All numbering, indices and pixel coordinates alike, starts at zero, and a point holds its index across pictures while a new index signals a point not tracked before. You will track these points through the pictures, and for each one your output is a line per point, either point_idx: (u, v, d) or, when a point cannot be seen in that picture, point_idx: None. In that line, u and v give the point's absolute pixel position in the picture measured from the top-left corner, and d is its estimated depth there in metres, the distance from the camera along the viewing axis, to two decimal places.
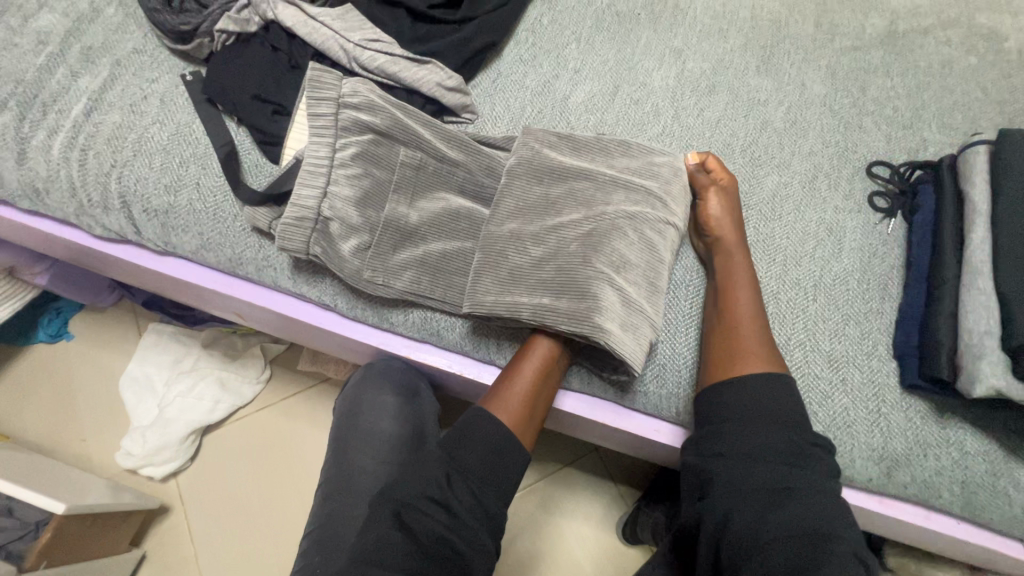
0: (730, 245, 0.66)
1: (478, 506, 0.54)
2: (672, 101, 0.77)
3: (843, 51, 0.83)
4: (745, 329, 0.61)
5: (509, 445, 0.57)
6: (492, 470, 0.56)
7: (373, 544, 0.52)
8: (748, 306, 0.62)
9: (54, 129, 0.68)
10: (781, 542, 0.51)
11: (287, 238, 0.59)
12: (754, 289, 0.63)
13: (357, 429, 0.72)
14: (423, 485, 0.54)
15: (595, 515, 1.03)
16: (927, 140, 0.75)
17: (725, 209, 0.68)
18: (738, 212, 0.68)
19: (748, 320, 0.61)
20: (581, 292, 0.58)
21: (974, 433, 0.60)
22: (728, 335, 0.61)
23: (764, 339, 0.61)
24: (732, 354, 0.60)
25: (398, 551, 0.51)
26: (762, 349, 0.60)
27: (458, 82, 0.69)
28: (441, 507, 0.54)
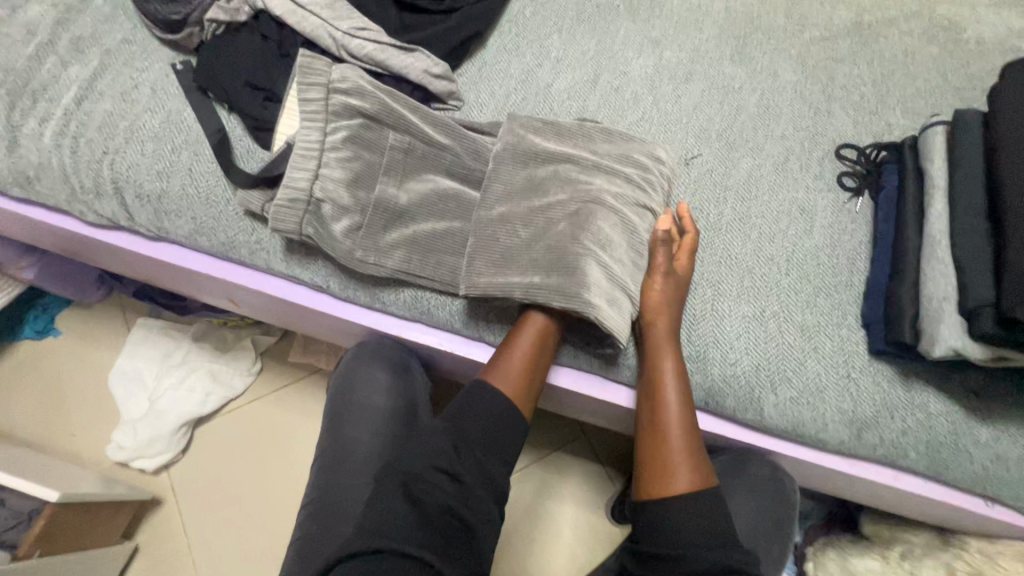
0: (663, 337, 0.61)
1: (482, 473, 0.57)
2: (651, 88, 0.80)
3: (813, 41, 0.87)
4: (674, 436, 0.58)
5: (510, 417, 0.60)
6: (493, 440, 0.59)
7: (381, 515, 0.53)
8: (679, 410, 0.59)
9: (45, 117, 0.69)
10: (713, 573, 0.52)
11: (280, 219, 0.61)
12: (686, 388, 0.60)
13: (352, 405, 0.74)
14: (429, 457, 0.56)
15: (584, 497, 1.06)
16: (892, 124, 0.79)
17: (665, 292, 0.63)
18: (680, 295, 0.64)
19: (676, 425, 0.58)
20: (569, 269, 0.60)
21: (937, 395, 0.64)
22: (657, 440, 0.59)
23: (695, 450, 0.58)
24: (661, 462, 0.58)
25: (409, 523, 0.52)
26: (691, 458, 0.57)
27: (444, 69, 0.72)
28: (448, 477, 0.56)
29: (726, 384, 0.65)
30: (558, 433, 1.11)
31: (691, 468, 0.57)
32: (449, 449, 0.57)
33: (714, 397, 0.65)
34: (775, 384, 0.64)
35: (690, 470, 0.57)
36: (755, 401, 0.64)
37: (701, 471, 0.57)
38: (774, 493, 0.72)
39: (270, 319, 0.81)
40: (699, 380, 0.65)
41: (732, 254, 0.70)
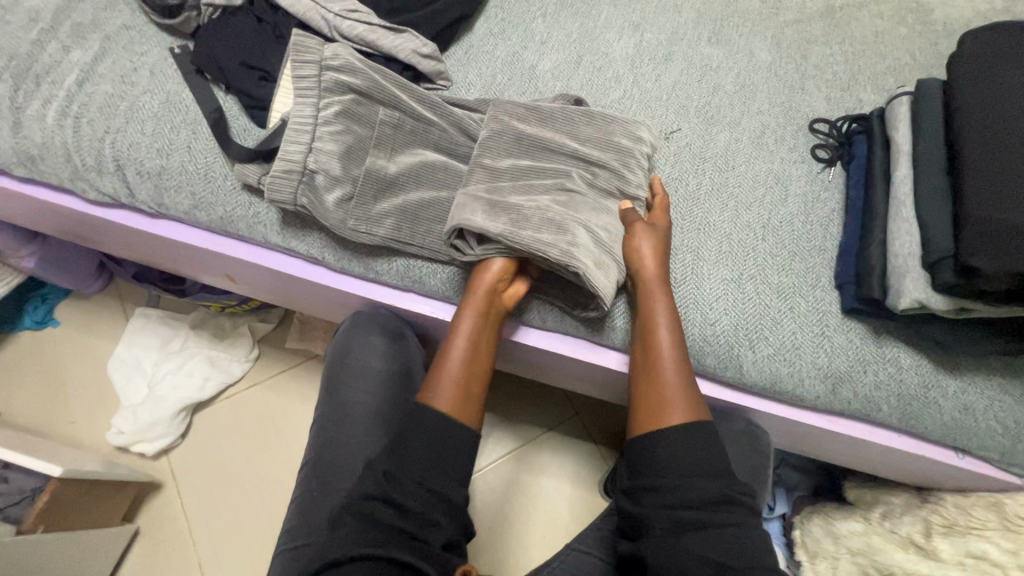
0: (651, 284, 0.63)
1: (422, 490, 0.55)
2: (632, 68, 0.83)
3: (787, 23, 0.90)
4: (668, 375, 0.60)
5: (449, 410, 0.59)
6: (440, 437, 0.57)
7: (340, 524, 0.54)
8: (670, 350, 0.61)
9: (47, 98, 0.71)
10: (707, 503, 0.54)
11: (276, 189, 0.64)
12: (676, 330, 0.62)
13: (349, 367, 0.76)
14: (379, 460, 0.57)
15: (576, 474, 1.08)
16: (863, 100, 0.83)
17: (651, 242, 0.65)
18: (666, 245, 0.66)
19: (668, 367, 0.60)
20: (564, 232, 0.62)
21: (906, 349, 0.67)
22: (652, 380, 0.60)
23: (688, 387, 0.60)
24: (656, 402, 0.59)
25: (357, 541, 0.52)
26: (684, 396, 0.59)
27: (433, 49, 0.75)
28: (386, 502, 0.54)
29: (707, 343, 0.68)
30: (552, 412, 1.13)
31: (686, 404, 0.59)
32: (393, 450, 0.57)
33: (696, 355, 0.68)
34: (753, 341, 0.67)
35: (685, 405, 0.58)
36: (734, 357, 0.67)
37: (695, 407, 0.59)
38: (750, 448, 0.74)
39: (267, 295, 0.84)
40: None
41: (711, 221, 0.73)
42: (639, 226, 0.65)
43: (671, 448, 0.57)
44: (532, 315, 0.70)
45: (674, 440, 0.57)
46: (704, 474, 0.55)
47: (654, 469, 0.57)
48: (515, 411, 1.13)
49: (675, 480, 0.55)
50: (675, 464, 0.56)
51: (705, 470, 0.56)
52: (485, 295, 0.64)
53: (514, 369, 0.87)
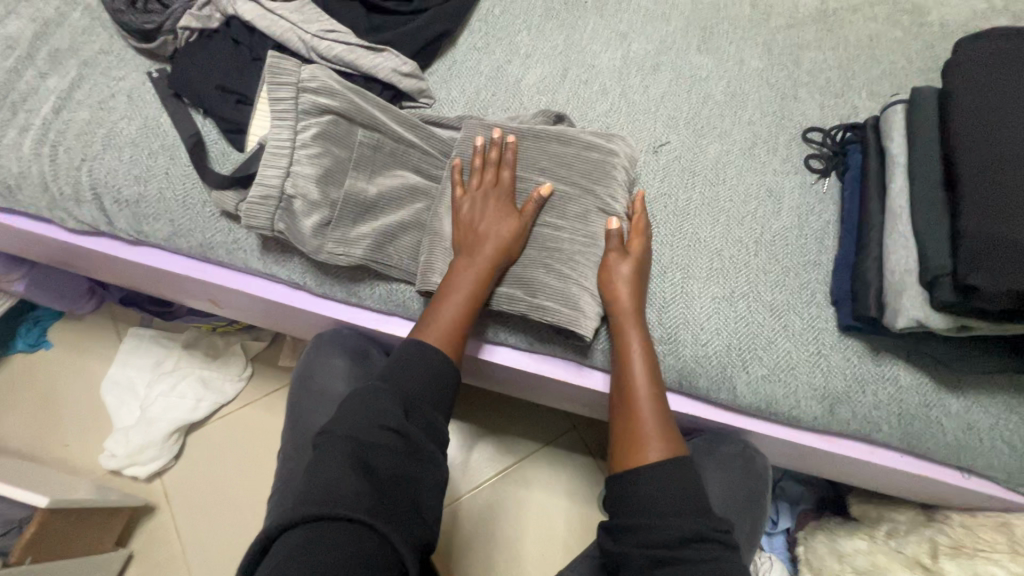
0: (626, 318, 0.61)
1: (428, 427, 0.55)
2: (619, 80, 0.82)
3: (778, 29, 0.88)
4: (643, 410, 0.58)
5: (433, 403, 0.57)
6: (426, 413, 0.56)
7: (325, 483, 0.47)
8: (646, 387, 0.59)
9: (24, 127, 0.70)
10: (683, 543, 0.52)
11: (252, 216, 0.62)
12: (652, 362, 0.61)
13: (314, 392, 0.79)
14: (367, 425, 0.52)
15: (576, 490, 1.06)
16: (857, 106, 0.81)
17: (627, 272, 0.62)
18: (643, 274, 0.63)
19: (646, 398, 0.59)
20: (529, 286, 0.63)
21: (906, 366, 0.65)
22: (628, 414, 0.59)
23: (664, 422, 0.58)
24: (633, 436, 0.58)
25: (357, 488, 0.47)
26: (661, 431, 0.57)
27: (413, 67, 0.73)
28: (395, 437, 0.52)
29: (699, 364, 0.65)
30: (546, 426, 1.11)
31: (663, 439, 0.57)
32: (385, 427, 0.52)
33: (688, 377, 0.66)
34: (746, 362, 0.65)
35: (662, 441, 0.57)
36: (727, 379, 0.65)
37: (673, 442, 0.57)
38: (742, 470, 0.73)
39: (250, 319, 0.83)
40: (672, 361, 0.66)
41: (701, 237, 0.71)
42: (614, 256, 0.63)
43: (648, 484, 0.55)
44: (518, 338, 0.68)
45: (651, 477, 0.55)
46: (680, 511, 0.53)
47: (629, 507, 0.55)
48: (510, 426, 1.11)
49: (653, 517, 0.53)
50: (651, 502, 0.54)
51: (681, 507, 0.53)
52: (491, 260, 0.61)
53: (501, 388, 0.86)
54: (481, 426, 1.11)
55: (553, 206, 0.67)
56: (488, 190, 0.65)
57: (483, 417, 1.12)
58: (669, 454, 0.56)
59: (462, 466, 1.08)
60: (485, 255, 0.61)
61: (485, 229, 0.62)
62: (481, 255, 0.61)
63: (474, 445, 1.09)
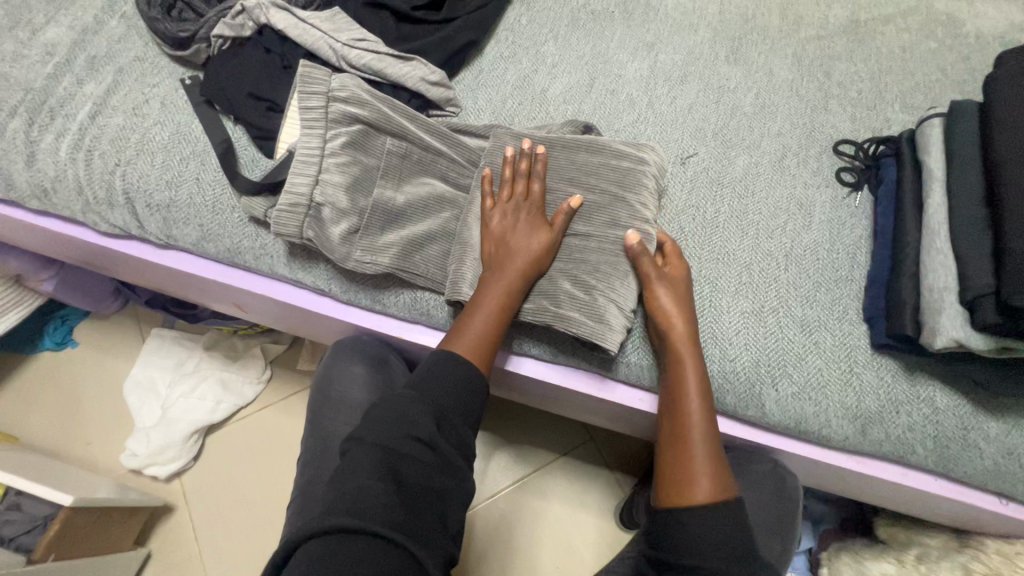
0: (683, 347, 0.60)
1: (457, 440, 0.55)
2: (646, 90, 0.81)
3: (808, 40, 0.87)
4: (695, 446, 0.57)
5: (462, 415, 0.57)
6: (456, 423, 0.56)
7: (353, 493, 0.47)
8: (699, 420, 0.58)
9: (61, 132, 0.72)
10: None
11: (282, 224, 0.63)
12: (705, 396, 0.59)
13: (333, 399, 0.80)
14: (397, 435, 0.52)
15: (592, 502, 1.05)
16: (890, 119, 0.79)
17: (671, 298, 0.61)
18: (686, 301, 0.62)
19: (698, 432, 0.57)
20: (554, 297, 0.63)
21: (942, 387, 0.63)
22: (679, 451, 0.57)
23: (715, 460, 0.57)
24: (681, 470, 0.56)
25: (382, 501, 0.46)
26: (712, 469, 0.56)
27: (441, 77, 0.74)
28: (426, 447, 0.52)
29: (727, 380, 0.64)
30: (562, 437, 1.10)
31: (715, 477, 0.55)
32: (414, 438, 0.52)
33: (716, 393, 0.65)
34: (776, 379, 0.64)
35: (713, 478, 0.55)
36: (756, 395, 0.64)
37: (725, 482, 0.55)
38: (769, 489, 0.71)
39: (273, 323, 0.84)
40: None
41: (729, 250, 0.70)
42: (657, 280, 0.62)
43: (696, 519, 0.53)
44: (542, 349, 0.67)
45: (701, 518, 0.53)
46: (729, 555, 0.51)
47: (675, 545, 0.53)
48: (526, 435, 1.10)
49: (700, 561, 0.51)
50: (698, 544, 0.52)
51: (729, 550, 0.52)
52: (524, 271, 0.61)
53: (521, 398, 0.85)
54: (497, 435, 1.10)
55: (582, 216, 0.66)
56: (518, 203, 0.65)
57: (499, 425, 1.11)
58: (719, 493, 0.55)
59: (477, 474, 1.07)
60: (513, 270, 0.61)
61: (518, 242, 0.62)
62: (512, 266, 0.61)
63: (488, 453, 1.09)
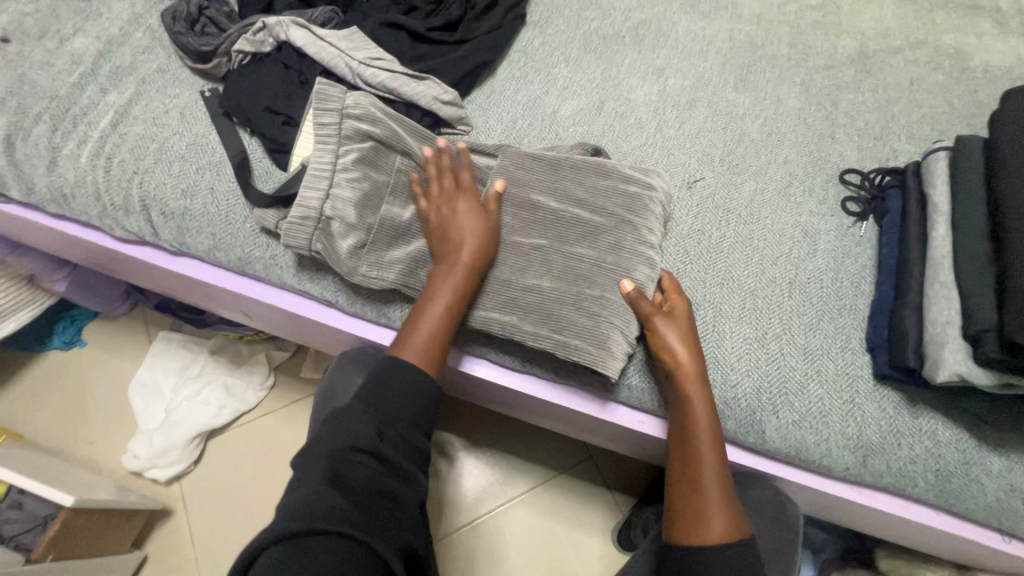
0: (690, 384, 0.59)
1: (406, 445, 0.55)
2: (655, 114, 0.82)
3: (816, 69, 0.88)
4: (708, 487, 0.57)
5: (411, 423, 0.57)
6: (406, 425, 0.56)
7: (302, 498, 0.47)
8: (711, 460, 0.58)
9: (83, 139, 0.74)
10: None
11: (292, 236, 0.64)
12: (716, 436, 0.59)
13: None
14: (343, 443, 0.52)
15: (590, 522, 1.04)
16: (897, 150, 0.80)
17: (677, 334, 0.61)
18: (693, 337, 0.62)
19: (709, 477, 0.57)
20: (556, 322, 0.63)
21: (944, 421, 0.62)
22: (693, 491, 0.57)
23: (729, 501, 0.57)
24: (695, 513, 0.57)
25: (329, 502, 0.46)
26: (726, 510, 0.56)
27: (454, 96, 0.75)
28: (371, 454, 0.52)
29: (727, 406, 0.64)
30: (561, 454, 1.10)
31: (730, 522, 0.56)
32: (357, 448, 0.52)
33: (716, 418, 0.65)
34: (777, 407, 0.64)
35: (728, 525, 0.55)
36: (756, 422, 0.64)
37: (739, 524, 0.56)
38: (773, 517, 0.70)
39: (280, 332, 0.85)
40: None
41: (734, 276, 0.70)
42: (660, 317, 0.61)
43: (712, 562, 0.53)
44: (542, 370, 0.68)
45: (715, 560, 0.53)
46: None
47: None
48: (525, 450, 1.10)
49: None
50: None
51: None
52: (466, 270, 0.62)
53: (520, 415, 0.85)
54: (496, 450, 1.10)
55: (588, 238, 0.66)
56: (450, 197, 0.65)
57: (498, 440, 1.11)
58: (736, 535, 0.55)
59: (475, 490, 1.07)
60: (458, 267, 0.62)
61: (459, 238, 0.63)
62: (456, 262, 0.62)
63: (486, 467, 1.09)
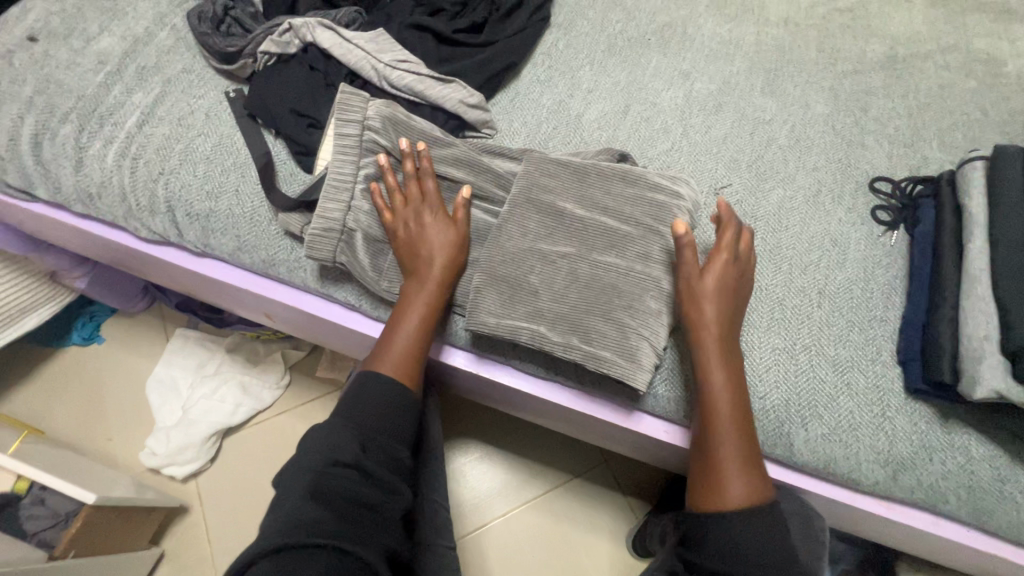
0: (713, 344, 0.58)
1: (387, 456, 0.55)
2: (680, 118, 0.81)
3: (845, 74, 0.87)
4: (726, 450, 0.56)
5: (391, 434, 0.57)
6: (385, 435, 0.56)
7: (287, 514, 0.47)
8: (732, 424, 0.56)
9: (109, 139, 0.74)
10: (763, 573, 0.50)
11: (315, 247, 0.64)
12: (739, 401, 0.57)
13: None
14: (322, 458, 0.51)
15: (604, 527, 1.03)
16: (928, 157, 0.78)
17: (709, 299, 0.59)
18: (725, 298, 0.60)
19: (731, 437, 0.56)
20: (585, 332, 0.62)
21: (978, 437, 0.61)
22: (710, 454, 0.56)
23: (750, 467, 0.55)
24: (713, 476, 0.56)
25: (313, 517, 0.46)
26: (745, 473, 0.55)
27: (479, 99, 0.75)
28: (352, 467, 0.52)
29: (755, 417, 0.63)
30: (576, 458, 1.09)
31: (748, 486, 0.54)
32: (337, 462, 0.51)
33: None
34: (805, 419, 0.63)
35: (746, 487, 0.54)
36: (784, 434, 0.63)
37: (758, 488, 0.55)
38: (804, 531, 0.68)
39: (299, 333, 0.85)
40: None
41: (762, 284, 0.70)
42: (691, 275, 0.60)
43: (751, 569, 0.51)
44: (567, 378, 0.67)
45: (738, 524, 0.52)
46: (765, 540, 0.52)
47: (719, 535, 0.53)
48: (540, 454, 1.10)
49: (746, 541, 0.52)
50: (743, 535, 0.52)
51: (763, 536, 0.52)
52: (438, 283, 0.62)
53: (538, 420, 0.85)
54: (511, 453, 1.10)
55: (615, 246, 0.65)
56: (416, 208, 0.64)
57: (512, 443, 1.11)
58: (754, 499, 0.54)
59: (490, 492, 1.07)
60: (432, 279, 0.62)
61: (427, 252, 0.62)
62: (429, 274, 0.62)
63: (501, 470, 1.09)
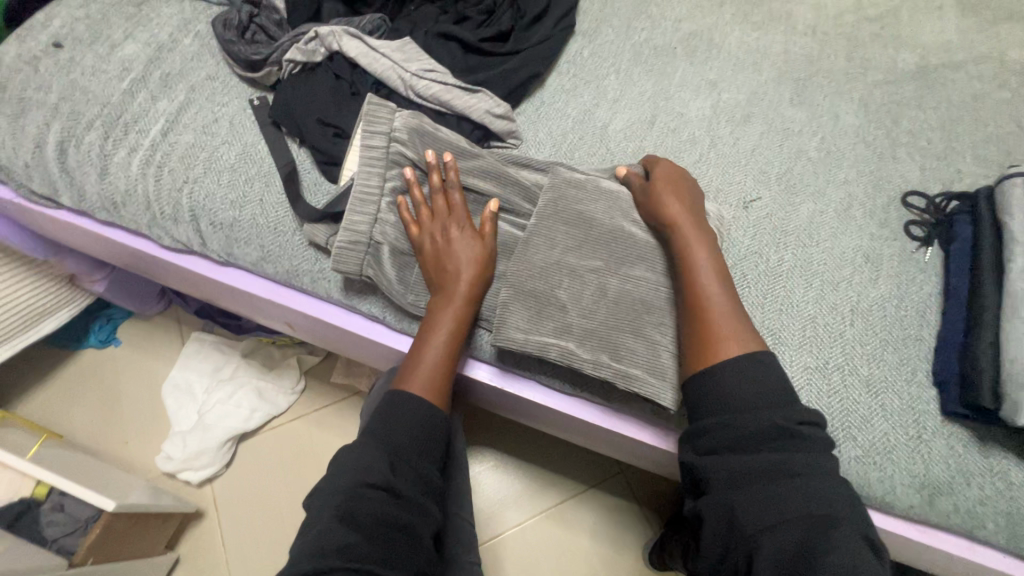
0: (684, 226, 0.62)
1: (418, 478, 0.53)
2: (708, 129, 0.80)
3: (875, 84, 0.85)
4: (715, 315, 0.57)
5: (421, 453, 0.55)
6: (415, 456, 0.54)
7: (319, 536, 0.47)
8: (716, 290, 0.58)
9: (133, 147, 0.74)
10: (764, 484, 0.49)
11: (343, 260, 0.63)
12: (719, 272, 0.59)
13: None
14: (353, 480, 0.51)
15: (621, 540, 1.02)
16: (962, 171, 0.76)
17: (671, 193, 0.64)
18: (685, 192, 0.65)
19: (717, 304, 0.57)
20: (614, 349, 0.61)
21: (1017, 462, 0.60)
22: (701, 321, 0.57)
23: (740, 322, 0.56)
24: (706, 338, 0.56)
25: (343, 542, 0.47)
26: (736, 330, 0.56)
27: (506, 109, 0.74)
28: (383, 490, 0.51)
29: None
30: (591, 469, 1.08)
31: (741, 338, 0.55)
32: (367, 484, 0.50)
33: None
34: (838, 441, 0.61)
35: (738, 340, 0.55)
36: None
37: (750, 340, 0.55)
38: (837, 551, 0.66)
39: (318, 342, 0.84)
40: None
41: (793, 300, 0.68)
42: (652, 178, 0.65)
43: (807, 535, 0.45)
44: (594, 395, 0.66)
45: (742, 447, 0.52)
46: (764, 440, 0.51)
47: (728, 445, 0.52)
48: (556, 464, 1.09)
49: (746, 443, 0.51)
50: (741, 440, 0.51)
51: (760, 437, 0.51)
52: (465, 301, 0.61)
53: (559, 434, 0.83)
54: (527, 463, 1.09)
55: (645, 261, 0.64)
56: (443, 224, 0.64)
57: (528, 453, 1.10)
58: (749, 349, 0.55)
59: (505, 503, 1.06)
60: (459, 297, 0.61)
61: (455, 269, 0.61)
62: (457, 293, 0.61)
63: (517, 480, 1.08)
